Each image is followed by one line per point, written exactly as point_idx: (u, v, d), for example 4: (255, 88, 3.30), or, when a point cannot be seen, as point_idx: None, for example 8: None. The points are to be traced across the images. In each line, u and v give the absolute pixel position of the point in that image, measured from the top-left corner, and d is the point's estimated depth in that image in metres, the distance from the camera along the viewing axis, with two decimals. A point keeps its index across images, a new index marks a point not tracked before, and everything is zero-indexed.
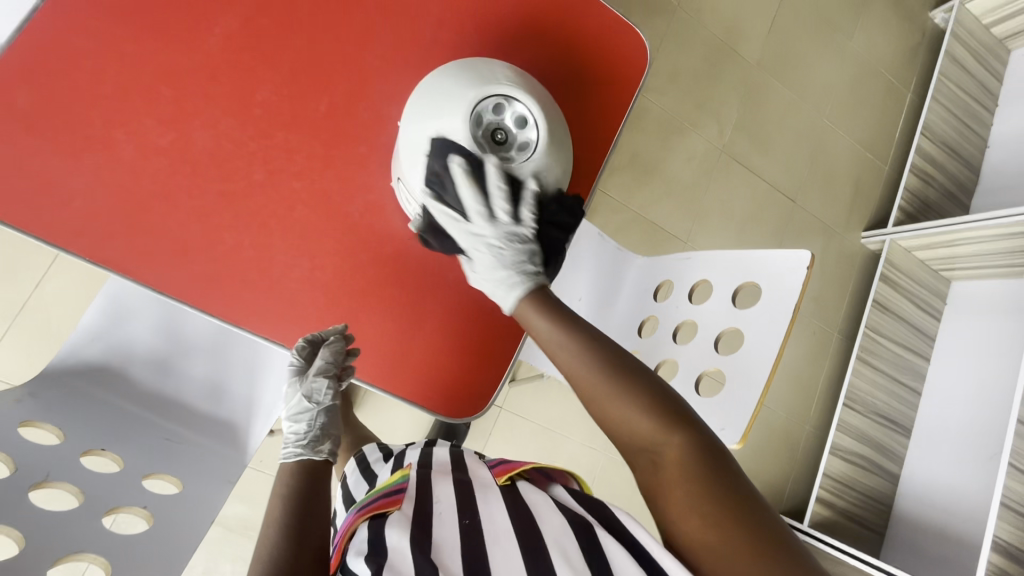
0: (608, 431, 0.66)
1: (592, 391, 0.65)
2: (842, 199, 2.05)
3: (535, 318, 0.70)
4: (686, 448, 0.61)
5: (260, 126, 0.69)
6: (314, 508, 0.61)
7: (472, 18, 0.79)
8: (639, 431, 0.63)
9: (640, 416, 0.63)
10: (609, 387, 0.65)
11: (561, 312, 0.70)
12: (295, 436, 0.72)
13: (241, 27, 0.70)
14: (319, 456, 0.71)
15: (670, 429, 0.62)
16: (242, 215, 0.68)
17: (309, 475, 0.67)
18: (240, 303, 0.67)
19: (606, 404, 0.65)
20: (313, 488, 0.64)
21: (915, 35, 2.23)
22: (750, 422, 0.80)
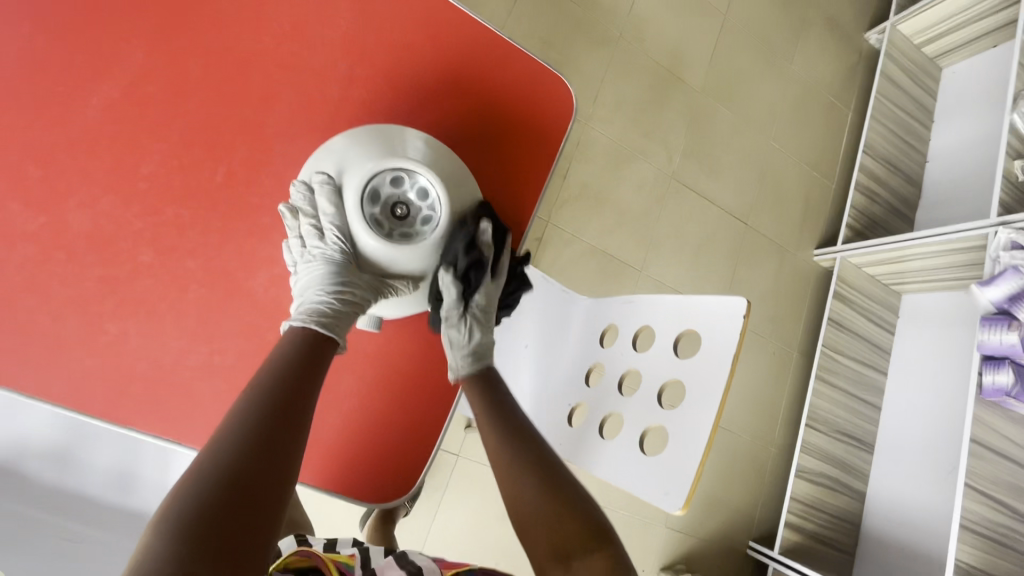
0: (530, 549, 0.70)
1: (525, 503, 0.71)
2: (793, 218, 2.08)
3: (486, 436, 0.75)
4: (600, 557, 0.68)
5: (145, 202, 0.63)
6: (273, 452, 0.53)
7: (382, 74, 0.76)
8: (562, 537, 0.69)
9: (564, 513, 0.70)
10: (545, 505, 0.70)
11: (505, 428, 0.74)
12: (309, 293, 0.62)
13: (122, 96, 0.64)
14: (324, 327, 0.61)
15: (591, 543, 0.69)
16: (127, 300, 0.62)
17: (294, 368, 0.58)
18: (125, 399, 0.61)
19: (525, 507, 0.71)
20: (287, 405, 0.56)
21: (852, 56, 2.30)
22: (692, 488, 0.76)
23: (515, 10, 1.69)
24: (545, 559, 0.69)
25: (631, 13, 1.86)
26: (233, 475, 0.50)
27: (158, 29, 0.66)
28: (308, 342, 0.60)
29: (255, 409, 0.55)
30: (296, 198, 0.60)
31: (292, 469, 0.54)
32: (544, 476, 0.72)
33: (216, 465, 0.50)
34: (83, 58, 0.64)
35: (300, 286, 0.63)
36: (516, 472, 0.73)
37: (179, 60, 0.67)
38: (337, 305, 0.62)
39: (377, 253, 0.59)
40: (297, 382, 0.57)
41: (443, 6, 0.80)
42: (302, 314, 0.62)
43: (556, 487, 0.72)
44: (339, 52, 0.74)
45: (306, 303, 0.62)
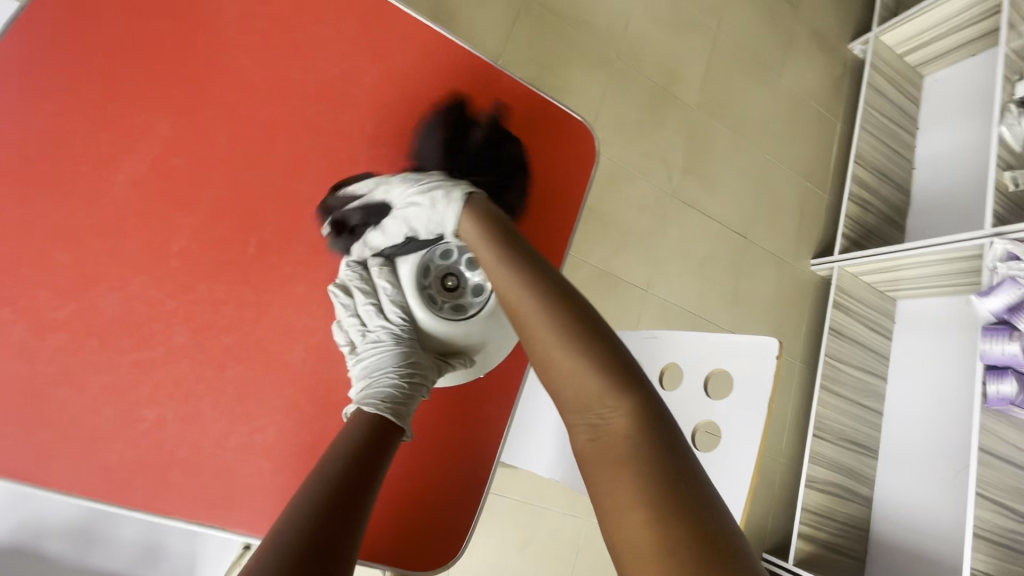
0: (555, 394, 0.61)
1: (546, 341, 0.62)
2: (789, 228, 2.11)
3: (496, 271, 0.66)
4: (629, 417, 0.56)
5: (178, 280, 0.61)
6: (337, 531, 0.47)
7: (408, 133, 0.75)
8: (586, 389, 0.58)
9: (586, 363, 0.59)
10: (570, 344, 0.60)
11: (527, 263, 0.66)
12: (377, 377, 0.62)
13: (149, 170, 0.62)
14: (395, 413, 0.59)
15: (618, 385, 0.58)
16: (163, 383, 0.60)
17: (357, 450, 0.54)
18: (166, 489, 0.59)
19: (545, 347, 0.61)
20: (351, 486, 0.51)
21: (837, 66, 2.35)
22: (737, 534, 0.79)
23: (512, 34, 1.69)
24: (569, 409, 0.59)
25: (626, 33, 1.87)
26: (296, 556, 0.43)
27: (182, 98, 0.64)
28: (377, 428, 0.58)
29: (320, 486, 0.50)
30: (348, 277, 0.67)
31: (352, 554, 0.47)
32: (569, 326, 0.61)
33: (287, 535, 0.45)
34: (107, 132, 0.61)
35: (365, 369, 0.63)
36: (538, 319, 0.63)
37: (205, 129, 0.65)
38: (405, 387, 0.62)
39: (437, 319, 0.68)
40: (361, 459, 0.54)
41: (466, 58, 0.80)
42: (371, 399, 0.60)
43: (579, 330, 0.61)
44: (365, 111, 0.73)
45: (371, 390, 0.61)
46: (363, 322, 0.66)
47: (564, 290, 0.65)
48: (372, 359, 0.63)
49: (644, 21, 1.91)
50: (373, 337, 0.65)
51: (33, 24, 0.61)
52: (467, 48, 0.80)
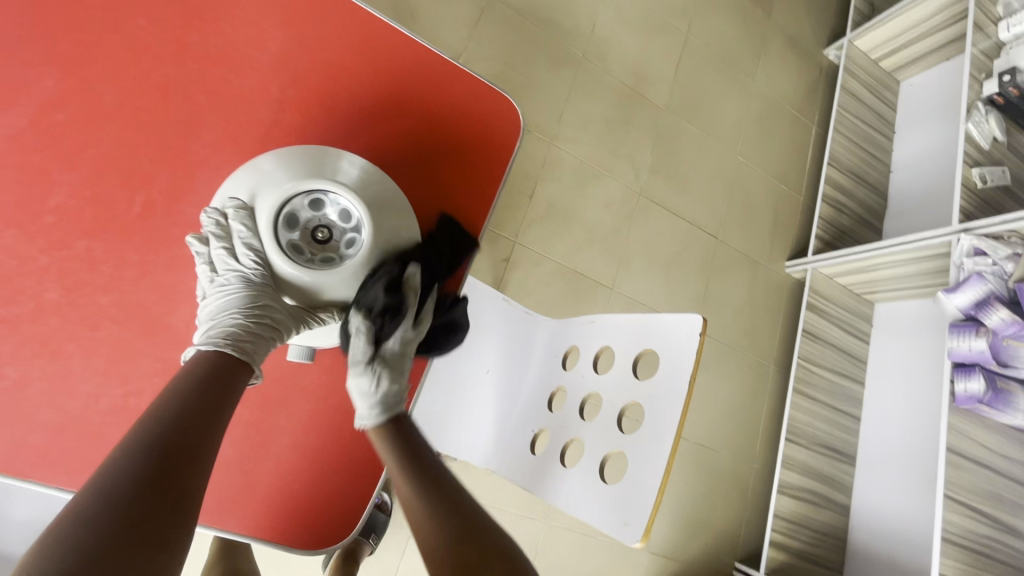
0: None
1: (434, 560, 0.62)
2: (762, 230, 2.09)
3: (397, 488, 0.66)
4: None
5: (52, 235, 0.59)
6: (178, 467, 0.49)
7: (313, 97, 0.73)
8: None
9: (482, 562, 0.62)
10: (465, 551, 0.62)
11: (423, 478, 0.66)
12: (223, 318, 0.59)
13: (28, 125, 0.61)
14: (237, 353, 0.58)
15: None
16: (29, 340, 0.58)
17: (200, 386, 0.54)
18: (27, 449, 0.56)
19: (432, 564, 0.62)
20: (190, 427, 0.51)
21: (812, 71, 2.36)
22: (650, 518, 0.74)
23: (475, 32, 1.70)
24: None
25: (593, 34, 1.88)
26: (131, 494, 0.46)
27: (68, 55, 0.63)
28: (219, 368, 0.57)
29: (149, 431, 0.50)
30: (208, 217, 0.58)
31: (198, 489, 0.50)
32: (459, 532, 0.63)
33: (118, 476, 0.46)
34: None
35: (215, 309, 0.60)
36: (428, 534, 0.63)
37: (93, 86, 0.64)
38: (248, 334, 0.59)
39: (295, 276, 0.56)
40: (203, 396, 0.54)
41: (382, 28, 0.79)
42: (215, 339, 0.59)
43: (467, 533, 0.64)
44: (268, 74, 0.72)
45: (217, 331, 0.59)
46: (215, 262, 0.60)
47: (454, 498, 0.66)
48: (221, 300, 0.59)
49: (612, 22, 1.92)
50: (229, 278, 0.60)
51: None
52: (384, 19, 0.79)
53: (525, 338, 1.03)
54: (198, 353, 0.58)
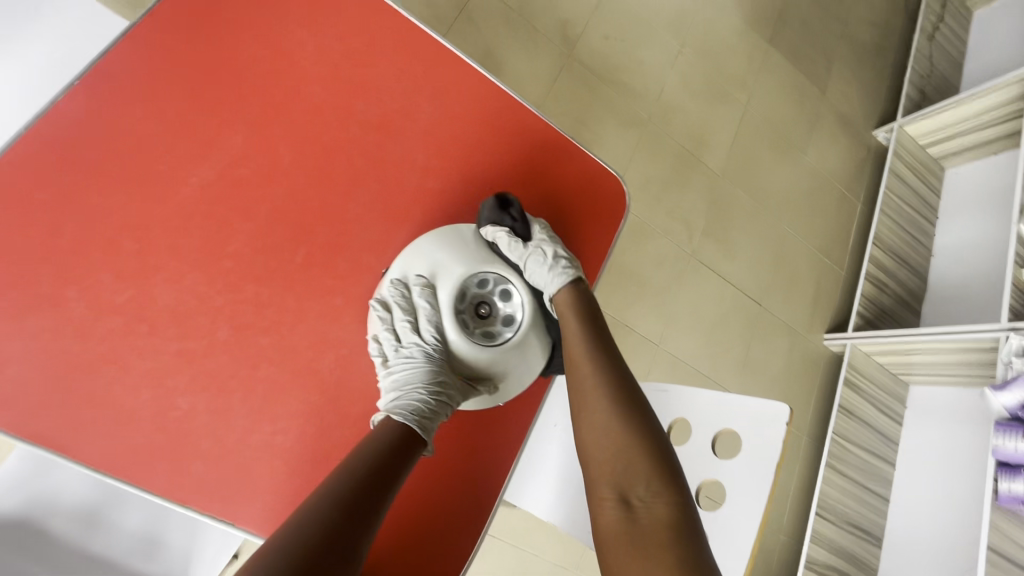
0: (593, 465, 0.72)
1: (598, 424, 0.73)
2: (804, 301, 2.13)
3: (584, 376, 0.77)
4: (660, 500, 0.68)
5: (228, 279, 0.65)
6: (350, 525, 0.56)
7: (453, 168, 0.80)
8: (630, 469, 0.70)
9: (637, 436, 0.72)
10: (632, 446, 0.71)
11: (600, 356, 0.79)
12: (407, 391, 0.66)
13: (217, 177, 0.67)
14: (419, 426, 0.64)
15: (658, 481, 0.69)
16: (198, 374, 0.63)
17: (380, 449, 0.61)
18: (189, 476, 0.61)
19: (598, 425, 0.73)
20: (365, 489, 0.58)
21: (861, 150, 2.43)
22: None
23: (552, 88, 1.79)
24: (605, 480, 0.70)
25: (659, 98, 1.97)
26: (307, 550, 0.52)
27: (255, 116, 0.70)
28: (398, 439, 0.63)
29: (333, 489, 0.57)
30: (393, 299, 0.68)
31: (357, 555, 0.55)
32: (627, 407, 0.74)
33: (303, 523, 0.54)
34: (186, 138, 0.67)
35: (395, 384, 0.67)
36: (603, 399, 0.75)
37: (273, 145, 0.70)
38: (428, 405, 0.66)
39: (476, 346, 0.68)
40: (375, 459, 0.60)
41: (514, 105, 0.84)
42: (398, 411, 0.65)
43: (633, 413, 0.73)
44: (417, 144, 0.78)
45: (401, 403, 0.66)
46: (395, 339, 0.68)
47: (628, 382, 0.77)
48: (401, 372, 0.67)
49: (678, 89, 2.01)
50: (406, 356, 0.68)
51: (137, 36, 0.68)
52: (518, 97, 0.84)
53: None
54: (386, 421, 0.65)
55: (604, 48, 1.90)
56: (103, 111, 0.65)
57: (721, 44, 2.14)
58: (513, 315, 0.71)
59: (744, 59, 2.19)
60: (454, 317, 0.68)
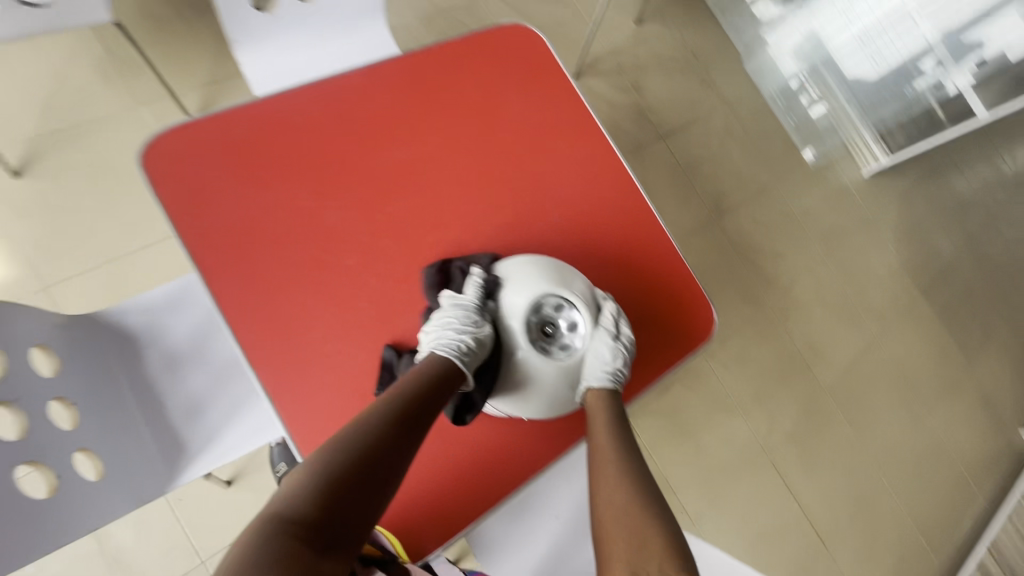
0: (609, 546, 0.63)
1: (614, 496, 0.67)
2: (878, 569, 1.83)
3: (598, 423, 0.72)
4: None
5: (376, 228, 0.83)
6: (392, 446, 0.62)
7: (576, 236, 0.93)
8: (644, 547, 0.61)
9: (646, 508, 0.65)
10: (635, 498, 0.66)
11: (622, 425, 0.73)
12: (445, 332, 0.70)
13: (408, 161, 0.87)
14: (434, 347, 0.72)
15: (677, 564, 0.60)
16: (317, 281, 0.78)
17: (400, 417, 0.64)
18: (265, 351, 0.75)
19: (612, 491, 0.68)
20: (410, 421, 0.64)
21: (999, 445, 2.15)
22: None
23: (688, 239, 1.93)
24: (619, 556, 0.61)
25: (787, 291, 2.00)
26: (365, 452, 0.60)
27: (454, 134, 0.90)
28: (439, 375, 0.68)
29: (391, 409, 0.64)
30: (468, 290, 0.72)
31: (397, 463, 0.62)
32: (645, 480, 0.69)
33: (336, 454, 0.59)
34: (403, 129, 0.88)
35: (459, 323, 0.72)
36: (615, 464, 0.69)
37: (456, 157, 0.90)
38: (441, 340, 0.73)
39: (525, 356, 0.68)
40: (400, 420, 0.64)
41: (647, 214, 0.97)
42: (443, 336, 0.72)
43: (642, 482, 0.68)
44: (557, 206, 0.93)
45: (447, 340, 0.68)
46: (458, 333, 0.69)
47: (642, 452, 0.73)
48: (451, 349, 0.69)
49: (808, 292, 2.03)
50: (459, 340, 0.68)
51: (415, 52, 0.92)
52: (653, 210, 0.97)
53: None
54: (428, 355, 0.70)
55: (750, 228, 2.02)
56: (361, 86, 0.88)
57: (867, 271, 2.15)
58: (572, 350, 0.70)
59: (889, 295, 2.16)
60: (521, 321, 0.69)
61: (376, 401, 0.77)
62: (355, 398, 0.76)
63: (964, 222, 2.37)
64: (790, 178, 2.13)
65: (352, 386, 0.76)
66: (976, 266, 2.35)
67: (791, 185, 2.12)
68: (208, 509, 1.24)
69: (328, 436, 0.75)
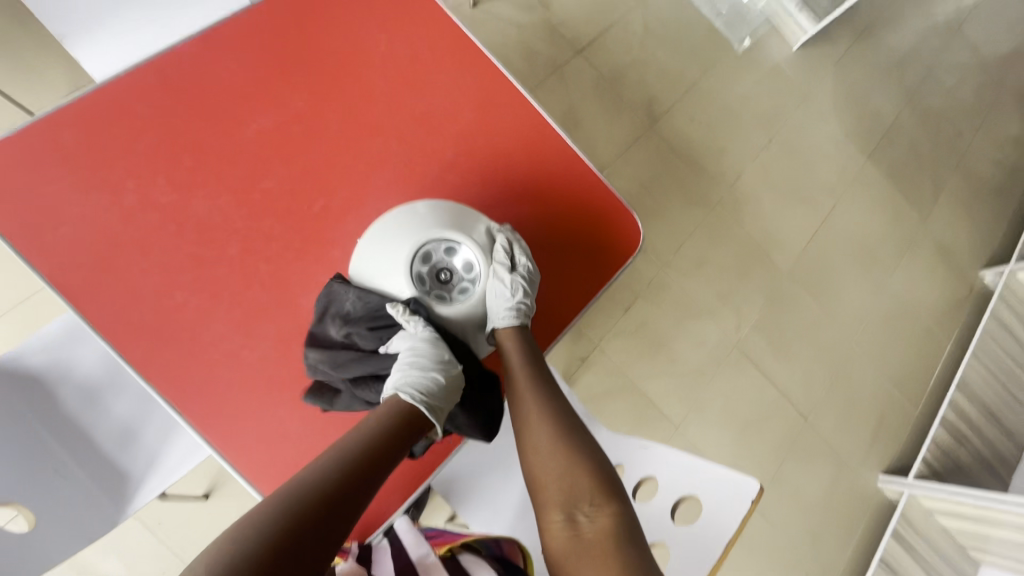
0: (543, 491, 0.69)
1: (539, 438, 0.72)
2: (861, 430, 1.91)
3: (513, 362, 0.75)
4: (606, 513, 0.66)
5: (252, 209, 0.76)
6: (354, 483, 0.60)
7: (476, 170, 0.86)
8: (573, 487, 0.68)
9: (570, 446, 0.71)
10: (558, 439, 0.71)
11: (534, 360, 0.76)
12: (410, 378, 0.68)
13: (273, 128, 0.79)
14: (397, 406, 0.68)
15: (600, 496, 0.67)
16: (200, 278, 0.73)
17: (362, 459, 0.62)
18: (159, 361, 0.70)
19: (537, 436, 0.72)
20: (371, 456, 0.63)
21: (961, 289, 2.21)
22: None
23: (625, 153, 1.86)
24: (552, 502, 0.68)
25: (734, 185, 1.97)
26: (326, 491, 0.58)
27: (318, 88, 0.82)
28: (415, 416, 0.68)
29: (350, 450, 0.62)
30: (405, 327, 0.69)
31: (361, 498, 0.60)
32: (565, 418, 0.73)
33: (270, 513, 0.53)
34: (259, 94, 0.80)
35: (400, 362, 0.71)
36: (535, 408, 0.73)
37: (326, 113, 0.82)
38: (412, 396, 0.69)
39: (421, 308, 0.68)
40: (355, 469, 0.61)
41: (548, 132, 0.91)
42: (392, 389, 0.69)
43: (561, 417, 0.73)
44: (449, 143, 0.86)
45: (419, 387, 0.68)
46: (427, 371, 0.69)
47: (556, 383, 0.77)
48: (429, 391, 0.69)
49: (756, 181, 2.00)
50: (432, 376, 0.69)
51: (254, 5, 0.82)
52: (554, 126, 0.91)
53: None
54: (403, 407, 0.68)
55: (687, 128, 1.96)
56: (199, 56, 0.79)
57: (811, 147, 2.11)
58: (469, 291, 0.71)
59: (836, 167, 2.14)
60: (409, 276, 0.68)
61: (295, 388, 0.74)
62: (272, 390, 0.73)
63: (902, 77, 2.33)
64: (720, 67, 2.05)
65: (265, 378, 0.73)
66: (918, 120, 2.32)
67: (722, 75, 2.04)
68: (190, 525, 1.22)
69: (253, 434, 0.72)
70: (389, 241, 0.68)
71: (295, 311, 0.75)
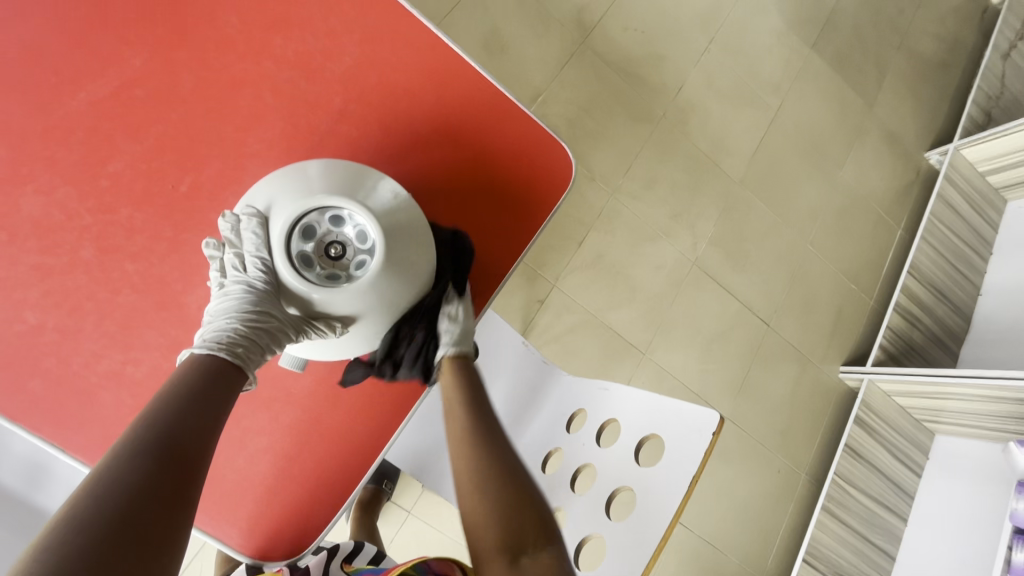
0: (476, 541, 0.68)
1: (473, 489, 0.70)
2: (821, 328, 1.96)
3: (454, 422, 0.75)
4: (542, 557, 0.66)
5: (102, 199, 0.64)
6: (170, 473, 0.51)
7: (375, 114, 0.73)
8: (516, 529, 0.67)
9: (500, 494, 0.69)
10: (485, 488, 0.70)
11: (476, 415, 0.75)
12: (222, 322, 0.62)
13: (108, 97, 0.65)
14: (231, 356, 0.61)
15: (540, 540, 0.67)
16: (55, 291, 0.62)
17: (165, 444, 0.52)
18: (26, 393, 0.60)
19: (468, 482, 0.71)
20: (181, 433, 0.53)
21: (907, 173, 2.21)
22: None
23: (560, 74, 1.72)
24: (490, 547, 0.66)
25: (678, 96, 1.86)
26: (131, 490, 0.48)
27: (156, 39, 0.67)
28: (214, 373, 0.59)
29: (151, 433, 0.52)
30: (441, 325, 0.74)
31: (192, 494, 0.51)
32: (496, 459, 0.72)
33: (76, 524, 0.44)
34: (81, 56, 0.65)
35: (213, 311, 0.63)
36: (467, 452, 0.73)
37: (172, 68, 0.67)
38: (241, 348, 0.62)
39: (294, 285, 0.60)
40: (149, 479, 0.49)
41: (463, 67, 0.78)
42: (208, 344, 0.61)
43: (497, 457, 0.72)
44: (335, 87, 0.72)
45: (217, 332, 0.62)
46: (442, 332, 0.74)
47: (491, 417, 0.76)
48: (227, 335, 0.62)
49: (701, 88, 1.89)
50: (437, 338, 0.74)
51: None
52: (469, 60, 0.78)
53: (535, 386, 1.01)
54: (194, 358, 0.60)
55: (622, 39, 1.81)
56: None
57: (754, 43, 2.00)
58: (356, 266, 0.61)
59: (781, 62, 2.04)
60: (282, 240, 0.60)
61: None
62: None
63: None
64: None
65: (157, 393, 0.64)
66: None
67: None
68: None
69: None
70: (263, 202, 0.61)
71: (180, 311, 0.65)
